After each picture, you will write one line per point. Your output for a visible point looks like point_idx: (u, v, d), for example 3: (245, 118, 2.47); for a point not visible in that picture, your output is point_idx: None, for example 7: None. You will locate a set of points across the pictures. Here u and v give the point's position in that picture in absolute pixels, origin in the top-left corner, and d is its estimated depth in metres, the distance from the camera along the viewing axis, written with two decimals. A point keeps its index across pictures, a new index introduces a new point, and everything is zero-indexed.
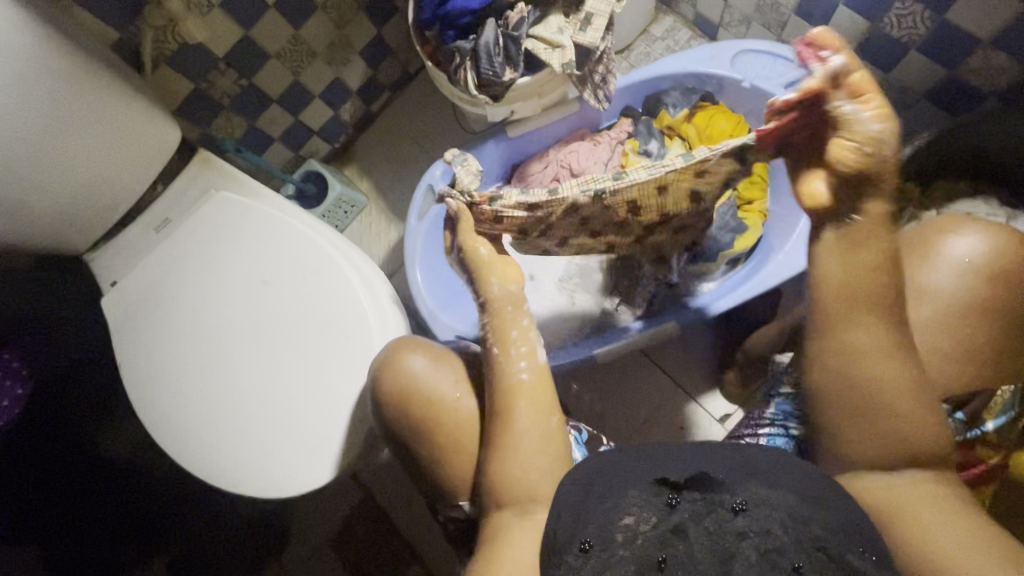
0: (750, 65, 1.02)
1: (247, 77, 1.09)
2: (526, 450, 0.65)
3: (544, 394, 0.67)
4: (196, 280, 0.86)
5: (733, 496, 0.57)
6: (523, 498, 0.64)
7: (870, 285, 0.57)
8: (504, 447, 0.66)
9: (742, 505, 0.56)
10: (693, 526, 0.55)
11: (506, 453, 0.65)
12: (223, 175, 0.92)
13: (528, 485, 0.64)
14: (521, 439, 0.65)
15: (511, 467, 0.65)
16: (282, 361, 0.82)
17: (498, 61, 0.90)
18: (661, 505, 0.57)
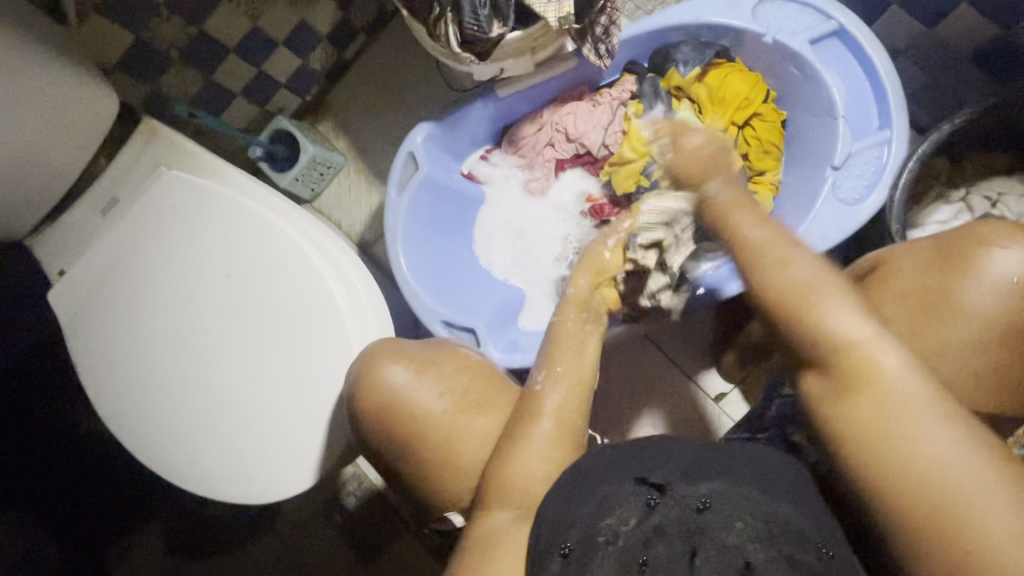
0: (773, 17, 0.89)
1: (196, 24, 0.94)
2: (540, 456, 0.61)
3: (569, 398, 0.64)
4: (151, 274, 0.77)
5: (696, 492, 0.54)
6: (527, 499, 0.60)
7: (909, 289, 0.61)
8: (516, 449, 0.62)
9: (705, 503, 0.53)
10: (671, 525, 0.53)
11: (513, 458, 0.61)
12: (175, 148, 0.81)
13: (533, 493, 0.60)
14: (537, 445, 0.61)
15: (517, 470, 0.61)
16: (252, 364, 0.75)
17: (484, 13, 0.76)
18: (640, 505, 0.54)
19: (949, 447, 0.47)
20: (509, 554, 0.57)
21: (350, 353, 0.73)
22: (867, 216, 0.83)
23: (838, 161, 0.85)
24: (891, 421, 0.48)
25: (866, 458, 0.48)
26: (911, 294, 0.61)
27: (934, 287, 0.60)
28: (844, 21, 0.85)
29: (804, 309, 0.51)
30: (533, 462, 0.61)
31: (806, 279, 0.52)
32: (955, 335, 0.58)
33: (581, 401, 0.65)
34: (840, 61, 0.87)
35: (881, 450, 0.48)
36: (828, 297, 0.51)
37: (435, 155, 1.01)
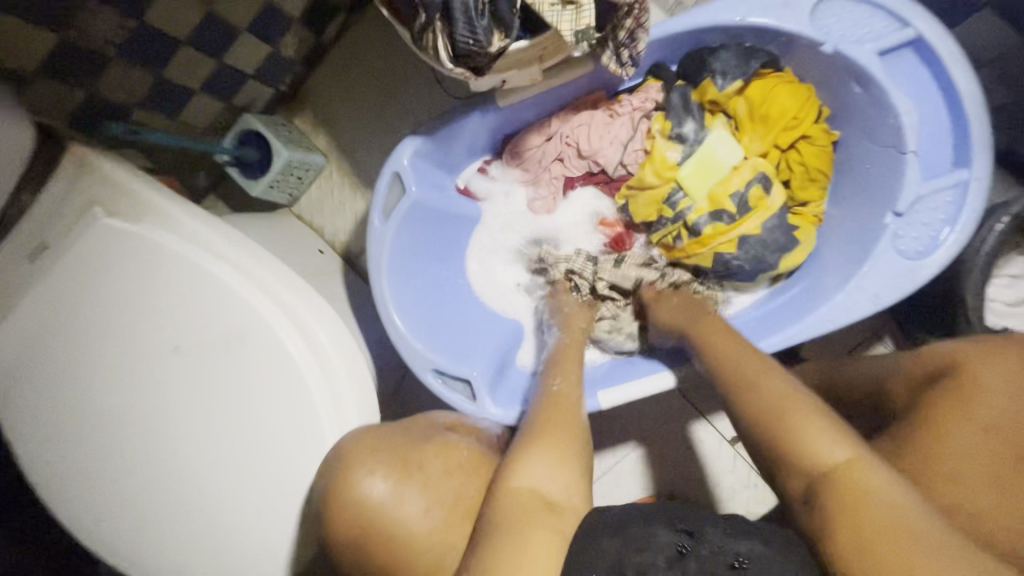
0: (834, 20, 0.72)
1: (136, 16, 0.78)
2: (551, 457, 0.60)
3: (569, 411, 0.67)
4: (81, 344, 0.65)
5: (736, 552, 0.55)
6: (528, 509, 0.57)
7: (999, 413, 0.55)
8: (529, 452, 0.61)
9: (743, 561, 0.54)
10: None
11: (520, 466, 0.59)
12: (108, 185, 0.67)
13: (533, 506, 0.57)
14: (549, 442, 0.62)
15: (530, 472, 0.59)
16: (209, 451, 0.64)
17: (483, 23, 0.61)
18: (670, 552, 0.56)
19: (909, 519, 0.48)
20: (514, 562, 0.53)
21: (325, 442, 0.63)
22: (931, 274, 0.70)
23: (900, 208, 0.72)
24: (881, 525, 0.48)
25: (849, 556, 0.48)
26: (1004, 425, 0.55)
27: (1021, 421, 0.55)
28: (925, 30, 0.69)
29: (795, 434, 0.55)
30: (546, 464, 0.60)
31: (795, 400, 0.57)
32: None
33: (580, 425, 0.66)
34: (912, 79, 0.72)
35: (861, 549, 0.48)
36: (816, 427, 0.55)
37: (424, 176, 0.87)
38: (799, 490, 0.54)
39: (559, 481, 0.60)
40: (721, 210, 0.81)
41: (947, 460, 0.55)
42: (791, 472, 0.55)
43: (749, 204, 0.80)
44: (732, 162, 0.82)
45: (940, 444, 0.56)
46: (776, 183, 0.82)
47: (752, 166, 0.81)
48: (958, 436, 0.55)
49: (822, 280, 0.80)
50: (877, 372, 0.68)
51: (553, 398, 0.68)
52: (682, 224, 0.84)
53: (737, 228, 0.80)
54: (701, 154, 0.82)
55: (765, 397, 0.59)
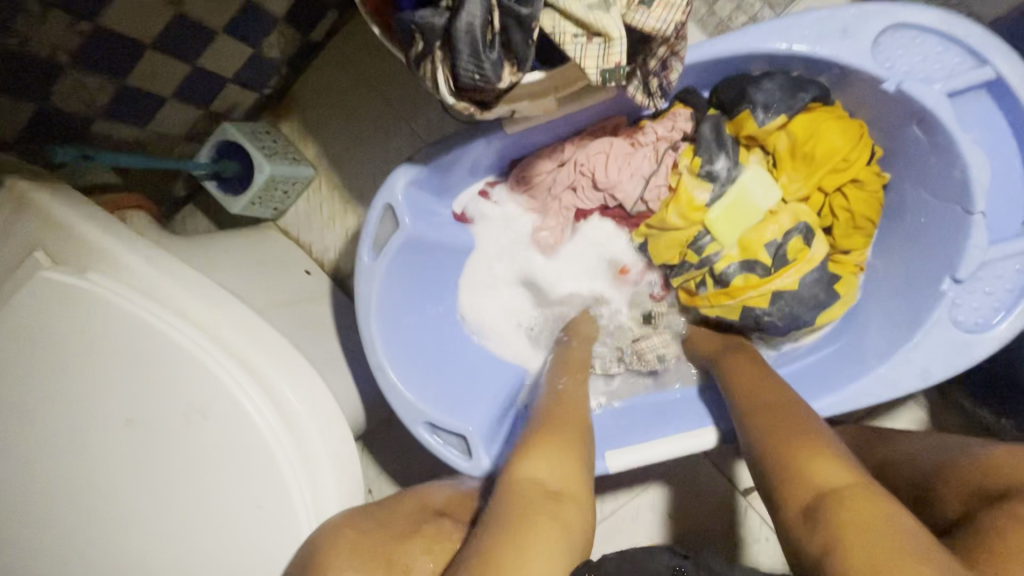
0: (899, 54, 0.63)
1: (91, 19, 0.68)
2: (558, 457, 0.58)
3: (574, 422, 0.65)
4: (19, 412, 0.56)
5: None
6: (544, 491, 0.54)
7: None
8: (533, 451, 0.59)
9: None
10: None
11: (526, 457, 0.58)
12: (50, 227, 0.58)
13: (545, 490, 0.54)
14: (557, 447, 0.60)
15: (535, 472, 0.56)
16: (164, 540, 0.56)
17: (492, 56, 0.51)
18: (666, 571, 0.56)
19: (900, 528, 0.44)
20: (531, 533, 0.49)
21: (297, 536, 0.55)
22: (992, 349, 0.62)
23: (960, 275, 0.63)
24: (871, 533, 0.43)
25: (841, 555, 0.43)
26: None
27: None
28: (1005, 71, 0.60)
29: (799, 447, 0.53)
30: (556, 467, 0.57)
31: (813, 430, 0.55)
32: None
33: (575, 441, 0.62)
34: (983, 126, 0.63)
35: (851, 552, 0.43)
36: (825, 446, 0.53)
37: (420, 207, 0.78)
38: (798, 499, 0.50)
39: (566, 482, 0.56)
40: (755, 261, 0.72)
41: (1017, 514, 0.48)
42: (790, 481, 0.52)
43: (787, 257, 0.71)
44: (768, 205, 0.73)
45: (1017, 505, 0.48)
46: (818, 234, 0.73)
47: (792, 213, 0.72)
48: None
49: (861, 344, 0.72)
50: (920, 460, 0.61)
51: (559, 396, 0.71)
52: (707, 270, 0.75)
53: (772, 282, 0.71)
54: (733, 195, 0.73)
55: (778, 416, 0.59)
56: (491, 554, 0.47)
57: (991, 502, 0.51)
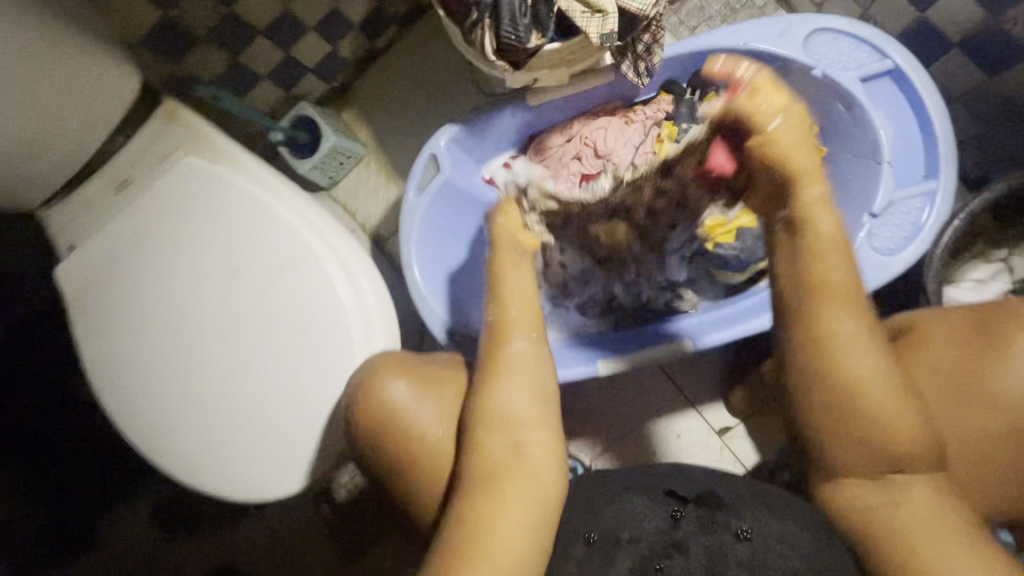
0: (824, 50, 0.85)
1: (227, 5, 0.92)
2: (514, 387, 0.60)
3: (530, 344, 0.64)
4: (161, 259, 0.76)
5: (741, 522, 0.62)
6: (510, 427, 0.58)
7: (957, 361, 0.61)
8: (489, 384, 0.61)
9: (747, 533, 0.61)
10: (693, 543, 0.60)
11: (488, 397, 0.60)
12: (193, 134, 0.79)
13: (516, 431, 0.58)
14: (509, 374, 0.61)
15: (494, 408, 0.60)
16: (255, 361, 0.74)
17: (524, 22, 0.73)
18: (666, 517, 0.63)
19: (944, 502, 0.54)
20: (507, 495, 0.54)
21: (352, 363, 0.71)
22: (904, 267, 0.79)
23: (876, 210, 0.81)
24: (922, 517, 0.54)
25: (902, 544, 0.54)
26: (949, 369, 0.61)
27: (968, 364, 0.60)
28: (899, 61, 0.81)
29: (879, 419, 0.55)
30: (512, 399, 0.60)
31: (889, 403, 0.55)
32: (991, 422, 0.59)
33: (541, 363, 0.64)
34: (890, 103, 0.83)
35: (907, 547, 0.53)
36: (905, 406, 0.56)
37: (456, 159, 0.98)
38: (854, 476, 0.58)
39: (527, 425, 0.59)
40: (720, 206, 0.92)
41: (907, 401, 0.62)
42: (843, 441, 0.58)
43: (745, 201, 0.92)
44: None
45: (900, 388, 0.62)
46: None
47: None
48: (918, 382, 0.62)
49: None
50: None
51: (494, 328, 0.66)
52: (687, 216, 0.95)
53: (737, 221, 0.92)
54: None
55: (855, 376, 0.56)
56: (466, 518, 0.54)
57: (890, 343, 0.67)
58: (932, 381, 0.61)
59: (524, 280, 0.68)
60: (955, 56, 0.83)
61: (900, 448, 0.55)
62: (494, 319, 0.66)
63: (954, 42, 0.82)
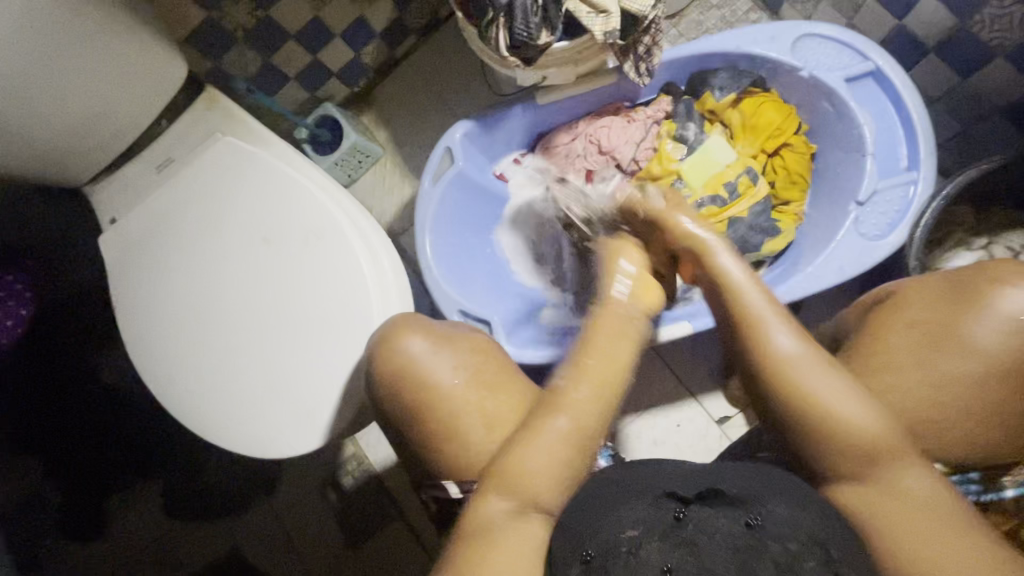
0: (811, 53, 0.92)
1: (265, 9, 1.01)
2: (540, 454, 0.62)
3: (593, 397, 0.64)
4: (195, 232, 0.82)
5: (748, 512, 0.53)
6: (526, 495, 0.61)
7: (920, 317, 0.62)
8: (517, 443, 0.63)
9: (757, 522, 0.52)
10: (704, 539, 0.51)
11: (518, 452, 0.62)
12: (231, 118, 0.87)
13: (534, 489, 0.61)
14: (543, 441, 0.62)
15: (511, 465, 0.62)
16: (279, 327, 0.78)
17: (535, 21, 0.81)
18: (667, 521, 0.53)
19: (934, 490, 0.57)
20: (515, 538, 0.57)
21: (370, 326, 0.76)
22: (887, 251, 0.84)
23: (863, 197, 0.87)
24: (913, 508, 0.56)
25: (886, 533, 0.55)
26: (920, 324, 0.62)
27: (943, 319, 0.61)
28: (880, 63, 0.88)
29: (815, 415, 0.58)
30: (532, 461, 0.61)
31: (827, 391, 0.58)
32: (965, 366, 0.59)
33: (592, 417, 0.64)
34: (873, 101, 0.90)
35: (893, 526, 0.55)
36: (843, 402, 0.58)
37: (470, 152, 1.05)
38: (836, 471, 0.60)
39: (540, 485, 0.61)
40: (716, 195, 0.95)
41: (881, 357, 0.63)
42: (801, 430, 0.60)
43: (739, 191, 0.95)
44: (726, 161, 0.98)
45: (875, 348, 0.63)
46: (762, 177, 0.98)
47: (741, 164, 0.97)
48: (892, 336, 0.63)
49: (798, 262, 0.94)
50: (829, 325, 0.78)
51: (550, 396, 0.65)
52: None
53: (728, 211, 0.95)
54: (700, 153, 0.99)
55: (795, 377, 0.59)
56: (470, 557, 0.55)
57: (871, 308, 0.68)
58: (906, 338, 0.62)
59: (623, 348, 0.67)
60: (932, 60, 0.91)
61: (856, 447, 0.58)
62: (568, 373, 0.66)
63: (929, 46, 0.89)
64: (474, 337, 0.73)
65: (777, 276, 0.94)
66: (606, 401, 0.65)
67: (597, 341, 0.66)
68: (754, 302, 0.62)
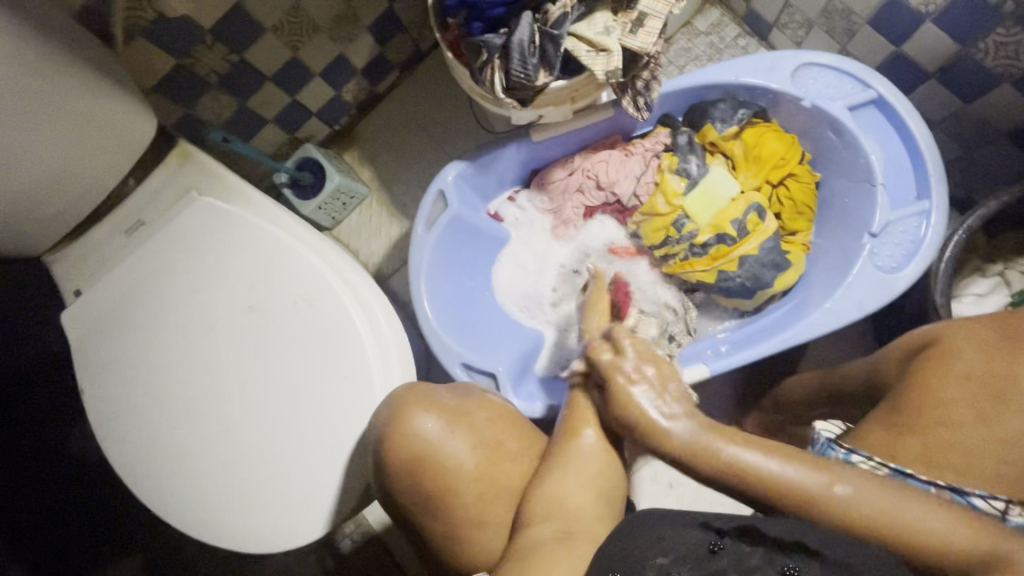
0: (812, 82, 0.90)
1: (238, 52, 0.94)
2: (576, 477, 0.63)
3: (600, 414, 0.65)
4: (171, 303, 0.74)
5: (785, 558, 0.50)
6: (567, 521, 0.61)
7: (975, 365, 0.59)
8: (549, 473, 0.64)
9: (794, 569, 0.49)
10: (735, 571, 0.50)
11: (551, 478, 0.64)
12: (207, 173, 0.80)
13: (570, 513, 0.61)
14: (575, 466, 0.64)
15: (547, 494, 0.63)
16: (272, 407, 0.71)
17: (533, 62, 0.76)
18: (700, 550, 0.52)
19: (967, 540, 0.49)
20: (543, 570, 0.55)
21: (372, 399, 0.70)
22: (907, 285, 0.81)
23: (875, 229, 0.84)
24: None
25: None
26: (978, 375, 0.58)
27: (998, 367, 0.57)
28: (883, 91, 0.86)
29: (838, 520, 0.50)
30: (569, 486, 0.63)
31: (858, 502, 0.50)
32: None
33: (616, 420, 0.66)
34: (877, 130, 0.88)
35: None
36: (839, 491, 0.51)
37: (463, 194, 0.99)
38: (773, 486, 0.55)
39: (579, 509, 0.62)
40: (724, 233, 0.92)
41: (932, 408, 0.59)
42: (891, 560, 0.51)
43: (748, 228, 0.93)
44: (730, 195, 0.94)
45: (921, 400, 0.60)
46: (769, 212, 0.95)
47: (745, 200, 0.94)
48: (939, 387, 0.59)
49: (808, 298, 0.91)
50: (863, 371, 0.72)
51: (568, 425, 0.66)
52: (688, 245, 0.95)
53: (738, 249, 0.92)
54: (703, 187, 0.94)
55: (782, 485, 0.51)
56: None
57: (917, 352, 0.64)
58: (963, 390, 0.58)
59: None
60: (934, 85, 0.89)
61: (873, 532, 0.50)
62: (569, 408, 0.67)
63: (931, 72, 0.88)
64: (491, 405, 0.71)
65: (791, 307, 0.92)
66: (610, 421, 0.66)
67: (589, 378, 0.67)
68: (709, 439, 0.53)
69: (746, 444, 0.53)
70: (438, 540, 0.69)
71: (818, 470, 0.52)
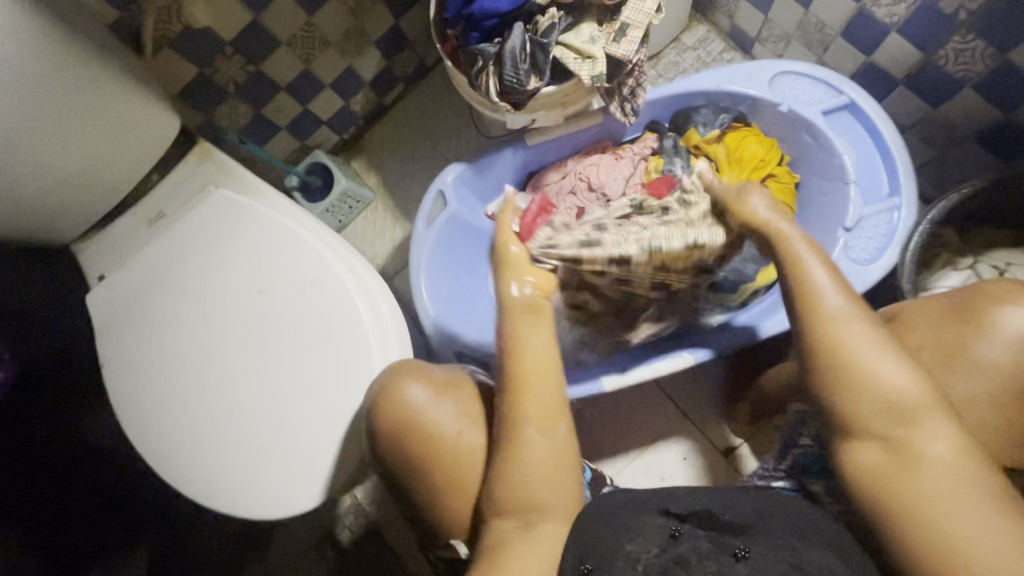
0: (788, 89, 0.96)
1: (254, 63, 1.02)
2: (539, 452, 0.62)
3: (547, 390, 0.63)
4: (188, 286, 0.80)
5: (741, 543, 0.57)
6: (537, 503, 0.63)
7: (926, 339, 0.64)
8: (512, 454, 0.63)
9: (745, 552, 0.56)
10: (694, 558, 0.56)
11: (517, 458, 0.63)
12: (224, 169, 0.87)
13: (541, 493, 0.63)
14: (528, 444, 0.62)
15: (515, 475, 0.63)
16: (277, 382, 0.76)
17: (524, 68, 0.83)
18: (664, 535, 0.59)
19: (957, 462, 0.53)
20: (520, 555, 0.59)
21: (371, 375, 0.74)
22: (878, 276, 0.86)
23: (850, 224, 0.89)
24: (959, 491, 0.52)
25: (900, 504, 0.53)
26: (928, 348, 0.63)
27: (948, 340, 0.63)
28: (855, 96, 0.92)
29: (858, 384, 0.56)
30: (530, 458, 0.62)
31: (859, 344, 0.57)
32: (972, 385, 0.60)
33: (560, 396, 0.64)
34: (850, 133, 0.93)
35: (916, 509, 0.52)
36: (883, 365, 0.56)
37: (462, 194, 1.05)
38: (866, 440, 0.57)
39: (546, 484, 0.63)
40: None
41: None
42: (867, 431, 0.56)
43: None
44: None
45: None
46: None
47: None
48: None
49: None
50: None
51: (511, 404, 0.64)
52: None
53: None
54: None
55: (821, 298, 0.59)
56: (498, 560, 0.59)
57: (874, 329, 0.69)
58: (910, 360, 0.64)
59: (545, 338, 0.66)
60: (903, 91, 0.95)
61: (878, 419, 0.55)
62: (509, 386, 0.64)
63: (900, 79, 0.94)
64: (478, 383, 0.75)
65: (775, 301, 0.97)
66: (559, 391, 0.64)
67: (523, 343, 0.65)
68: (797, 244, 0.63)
69: (827, 269, 0.61)
70: (426, 507, 0.73)
71: (876, 345, 0.57)
